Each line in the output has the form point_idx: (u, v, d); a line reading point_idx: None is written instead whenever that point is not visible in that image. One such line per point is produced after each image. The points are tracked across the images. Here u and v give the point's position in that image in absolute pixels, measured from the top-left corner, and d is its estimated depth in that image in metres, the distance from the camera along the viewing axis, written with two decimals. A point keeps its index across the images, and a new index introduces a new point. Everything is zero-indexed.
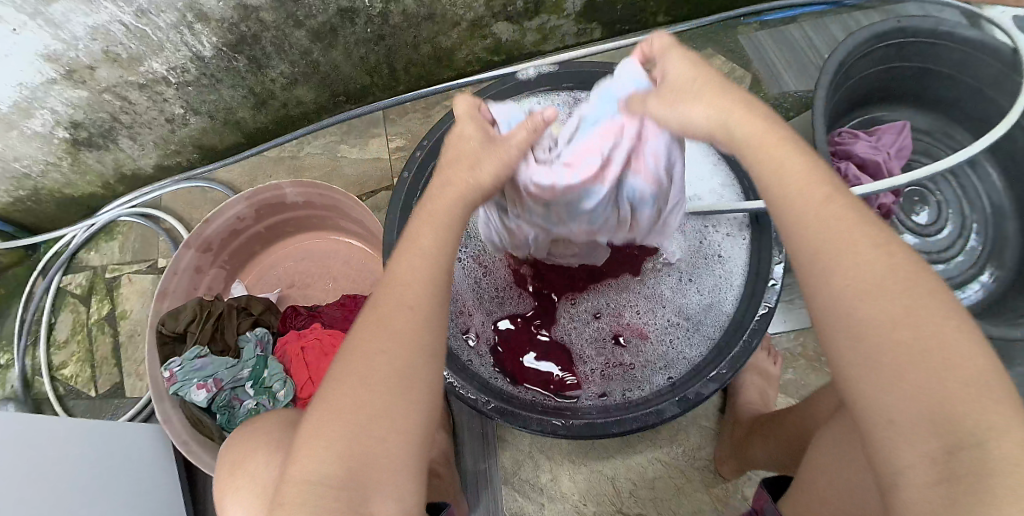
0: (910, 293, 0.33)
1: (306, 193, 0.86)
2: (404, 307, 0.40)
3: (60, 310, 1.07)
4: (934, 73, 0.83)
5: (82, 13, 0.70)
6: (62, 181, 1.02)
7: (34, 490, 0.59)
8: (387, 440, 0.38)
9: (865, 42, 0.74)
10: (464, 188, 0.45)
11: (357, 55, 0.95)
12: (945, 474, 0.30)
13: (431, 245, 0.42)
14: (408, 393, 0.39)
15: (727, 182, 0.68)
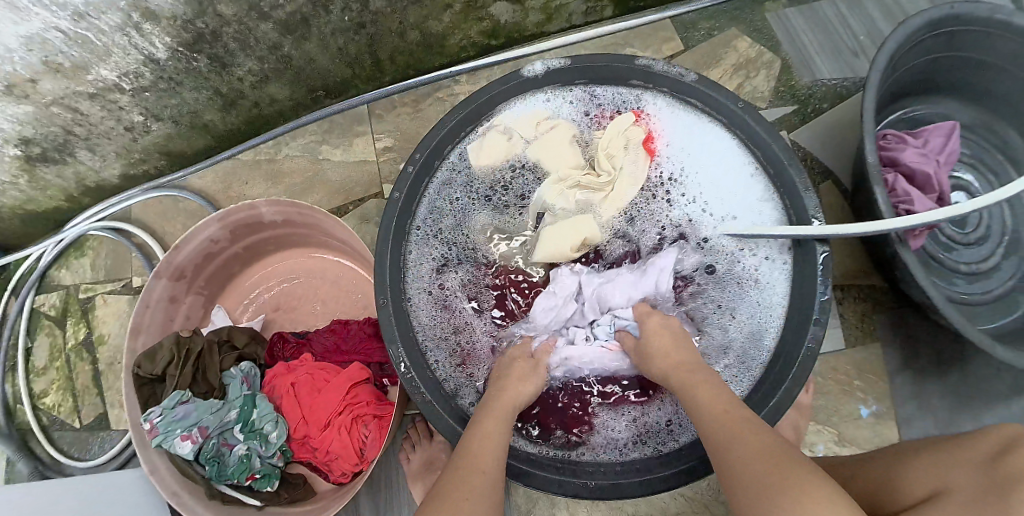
0: (753, 434, 0.42)
1: (283, 210, 0.77)
2: (478, 471, 0.45)
3: (36, 334, 1.00)
4: (981, 64, 0.74)
5: (10, 20, 0.61)
6: (21, 197, 0.93)
7: None
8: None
9: (916, 32, 0.65)
10: (512, 399, 0.54)
11: (334, 45, 0.83)
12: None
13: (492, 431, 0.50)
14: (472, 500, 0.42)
15: (767, 194, 0.64)
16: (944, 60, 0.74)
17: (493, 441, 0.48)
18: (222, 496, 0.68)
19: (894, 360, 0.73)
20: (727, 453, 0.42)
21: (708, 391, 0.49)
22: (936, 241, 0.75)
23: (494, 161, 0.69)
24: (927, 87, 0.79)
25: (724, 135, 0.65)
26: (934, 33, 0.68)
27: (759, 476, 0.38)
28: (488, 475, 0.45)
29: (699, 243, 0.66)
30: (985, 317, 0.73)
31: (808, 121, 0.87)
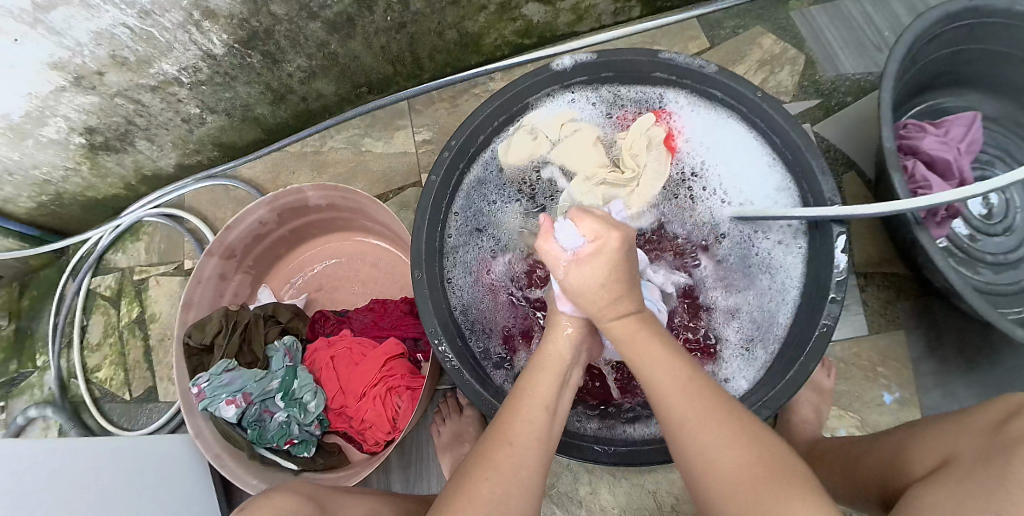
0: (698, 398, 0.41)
1: (329, 196, 0.83)
2: (502, 442, 0.42)
3: (91, 313, 1.07)
4: (1009, 57, 0.74)
5: (82, 17, 0.68)
6: (84, 185, 1.01)
7: (84, 492, 0.63)
8: (494, 488, 0.40)
9: (938, 21, 0.66)
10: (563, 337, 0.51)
11: (377, 44, 0.89)
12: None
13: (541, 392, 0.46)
14: (509, 470, 0.41)
15: (784, 184, 0.66)
16: (970, 51, 0.75)
17: (540, 405, 0.45)
18: (262, 459, 0.72)
19: (917, 346, 0.73)
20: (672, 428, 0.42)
21: (661, 352, 0.45)
22: (959, 230, 0.76)
23: (520, 158, 0.74)
24: (952, 79, 0.80)
25: (743, 130, 0.68)
26: (956, 24, 0.69)
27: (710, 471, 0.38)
28: (517, 450, 0.42)
29: (717, 238, 0.69)
30: (1010, 304, 0.73)
31: (833, 114, 0.88)
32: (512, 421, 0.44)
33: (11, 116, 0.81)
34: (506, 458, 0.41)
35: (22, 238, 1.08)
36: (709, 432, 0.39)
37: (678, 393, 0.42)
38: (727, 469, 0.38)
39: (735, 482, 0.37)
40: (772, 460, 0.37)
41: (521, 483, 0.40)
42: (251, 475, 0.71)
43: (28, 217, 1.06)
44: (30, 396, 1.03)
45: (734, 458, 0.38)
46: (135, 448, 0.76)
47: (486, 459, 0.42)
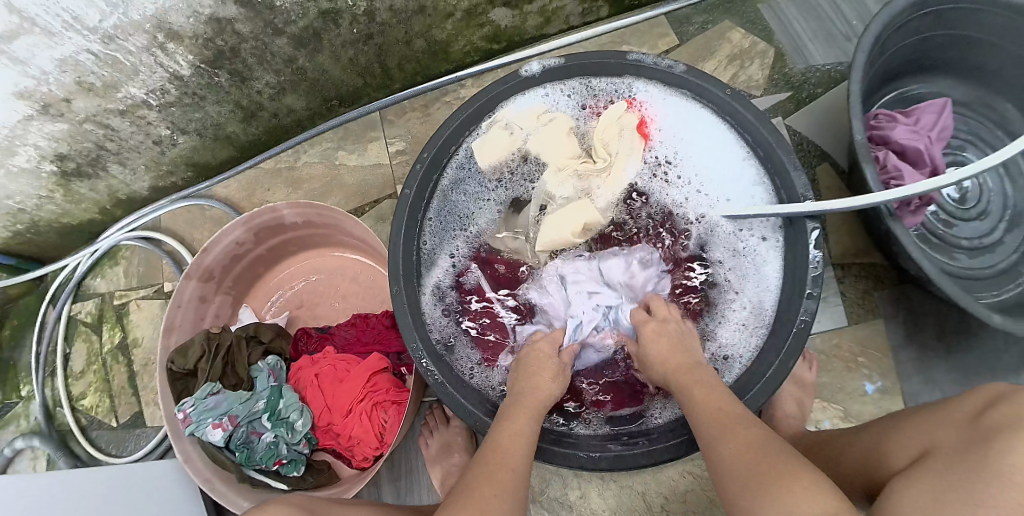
0: (724, 407, 0.49)
1: (304, 213, 0.83)
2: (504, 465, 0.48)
3: (73, 340, 1.05)
4: (976, 43, 0.75)
5: (45, 46, 0.67)
6: (58, 211, 0.99)
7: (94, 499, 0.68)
8: (492, 495, 0.45)
9: (904, 10, 0.67)
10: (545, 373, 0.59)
11: (345, 56, 0.88)
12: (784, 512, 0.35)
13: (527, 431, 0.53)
14: (502, 474, 0.47)
15: (761, 175, 0.66)
16: (938, 37, 0.76)
17: (523, 426, 0.53)
18: (251, 481, 0.72)
19: (897, 334, 0.74)
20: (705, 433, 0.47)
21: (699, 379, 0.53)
22: (935, 216, 0.77)
23: (496, 156, 0.72)
24: (922, 66, 0.81)
25: (715, 121, 0.68)
26: (923, 11, 0.70)
27: (734, 454, 0.42)
28: (517, 473, 0.48)
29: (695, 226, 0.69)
30: (990, 288, 0.74)
31: (804, 106, 0.89)
32: (505, 449, 0.50)
33: None
34: (502, 478, 0.47)
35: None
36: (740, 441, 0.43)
37: (719, 417, 0.47)
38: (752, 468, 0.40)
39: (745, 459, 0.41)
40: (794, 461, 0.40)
41: (515, 491, 0.46)
42: (242, 498, 0.72)
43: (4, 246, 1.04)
44: (16, 426, 1.02)
45: (756, 458, 0.41)
46: (130, 472, 0.77)
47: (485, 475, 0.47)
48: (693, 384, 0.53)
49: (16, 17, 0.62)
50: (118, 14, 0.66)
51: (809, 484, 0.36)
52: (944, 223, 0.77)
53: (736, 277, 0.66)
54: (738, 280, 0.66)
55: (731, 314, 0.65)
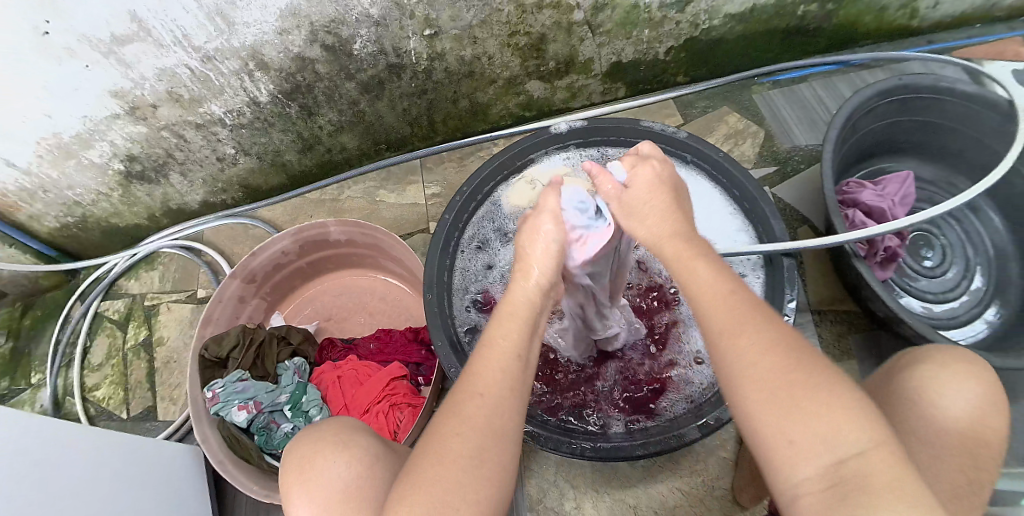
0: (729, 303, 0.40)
1: (349, 231, 0.93)
2: (473, 396, 0.40)
3: (96, 335, 1.09)
4: (937, 127, 0.90)
5: (152, 55, 0.73)
6: (110, 209, 1.04)
7: (102, 484, 0.62)
8: (460, 435, 0.38)
9: (870, 99, 0.82)
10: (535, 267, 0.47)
11: (400, 107, 1.03)
12: (836, 488, 0.32)
13: (510, 336, 0.43)
14: (475, 410, 0.39)
15: (743, 228, 0.78)
16: (905, 122, 0.90)
17: (503, 346, 0.42)
18: (263, 465, 0.77)
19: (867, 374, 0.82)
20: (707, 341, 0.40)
21: (701, 262, 0.43)
22: (902, 272, 0.89)
23: (521, 205, 0.84)
24: (891, 147, 0.95)
25: (708, 182, 0.81)
26: (889, 99, 0.84)
27: (755, 374, 0.37)
28: (510, 421, 0.40)
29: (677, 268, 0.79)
30: (955, 334, 0.86)
31: (788, 179, 1.03)
32: (479, 377, 0.41)
33: (62, 136, 0.83)
34: (480, 417, 0.39)
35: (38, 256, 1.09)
36: (747, 335, 0.38)
37: (714, 298, 0.41)
38: (773, 380, 0.36)
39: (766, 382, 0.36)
40: (809, 356, 0.37)
41: (499, 440, 0.38)
42: (251, 481, 0.74)
43: (47, 236, 1.07)
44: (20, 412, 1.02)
45: (780, 363, 0.37)
46: (138, 446, 0.71)
47: (459, 414, 0.39)
48: (687, 265, 0.44)
49: (136, 25, 0.69)
50: (222, 39, 0.74)
51: (852, 412, 0.34)
52: (910, 277, 0.89)
53: None
54: None
55: None
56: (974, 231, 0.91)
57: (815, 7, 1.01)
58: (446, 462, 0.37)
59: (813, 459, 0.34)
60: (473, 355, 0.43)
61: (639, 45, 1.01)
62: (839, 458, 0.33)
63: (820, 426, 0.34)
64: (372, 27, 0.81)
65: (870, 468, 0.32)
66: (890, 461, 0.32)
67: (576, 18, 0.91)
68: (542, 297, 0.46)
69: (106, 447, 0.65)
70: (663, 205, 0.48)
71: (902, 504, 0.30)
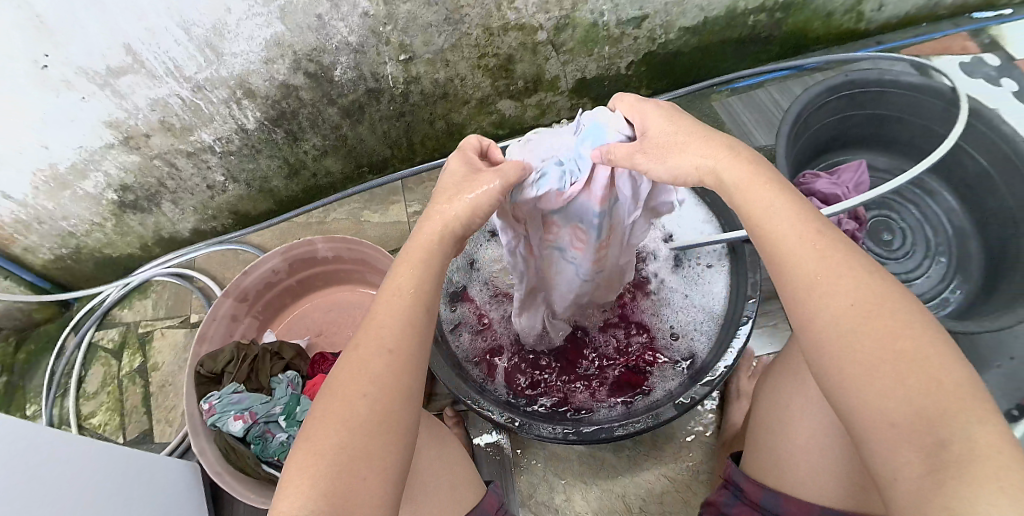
0: (828, 252, 0.41)
1: (335, 248, 0.99)
2: (382, 352, 0.44)
3: (90, 364, 1.10)
4: (887, 119, 0.96)
5: (146, 86, 0.79)
6: (104, 240, 1.07)
7: (91, 493, 0.63)
8: (360, 389, 0.42)
9: (819, 95, 0.88)
10: (442, 232, 0.51)
11: (380, 130, 1.09)
12: (934, 466, 0.33)
13: (405, 291, 0.48)
14: (372, 363, 0.43)
15: (708, 219, 0.77)
16: (856, 115, 0.96)
17: (397, 308, 0.46)
18: (259, 474, 0.79)
19: None
20: (820, 300, 0.40)
21: (767, 193, 0.45)
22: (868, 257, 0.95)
23: None
24: (846, 140, 1.01)
25: None
26: (838, 94, 0.90)
27: (875, 345, 0.37)
28: (407, 374, 0.44)
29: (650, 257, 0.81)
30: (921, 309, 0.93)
31: None
32: (370, 336, 0.45)
33: (58, 167, 0.87)
34: (383, 370, 0.43)
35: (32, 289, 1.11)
36: (848, 295, 0.39)
37: (807, 247, 0.42)
38: (873, 352, 0.37)
39: (878, 353, 0.37)
40: (908, 319, 0.38)
41: (393, 388, 0.43)
42: (250, 490, 0.78)
43: (42, 268, 1.09)
44: None
45: (881, 332, 0.37)
46: (114, 460, 0.69)
47: (365, 368, 0.43)
48: (767, 204, 0.45)
49: (131, 58, 0.74)
50: (212, 69, 0.80)
51: (966, 397, 0.35)
52: (876, 261, 0.95)
53: (688, 295, 0.78)
54: (688, 296, 0.78)
55: (684, 325, 0.77)
56: (933, 213, 0.99)
57: (763, 17, 1.10)
58: (347, 412, 0.41)
59: (910, 440, 0.35)
60: (378, 304, 0.47)
61: (601, 62, 1.09)
62: (941, 440, 0.34)
63: (923, 402, 0.35)
64: (352, 54, 0.87)
65: (973, 449, 0.33)
66: (1000, 444, 0.33)
67: (541, 38, 0.98)
68: (435, 249, 0.51)
69: (95, 456, 0.66)
70: (690, 144, 0.49)
71: (1002, 497, 0.31)
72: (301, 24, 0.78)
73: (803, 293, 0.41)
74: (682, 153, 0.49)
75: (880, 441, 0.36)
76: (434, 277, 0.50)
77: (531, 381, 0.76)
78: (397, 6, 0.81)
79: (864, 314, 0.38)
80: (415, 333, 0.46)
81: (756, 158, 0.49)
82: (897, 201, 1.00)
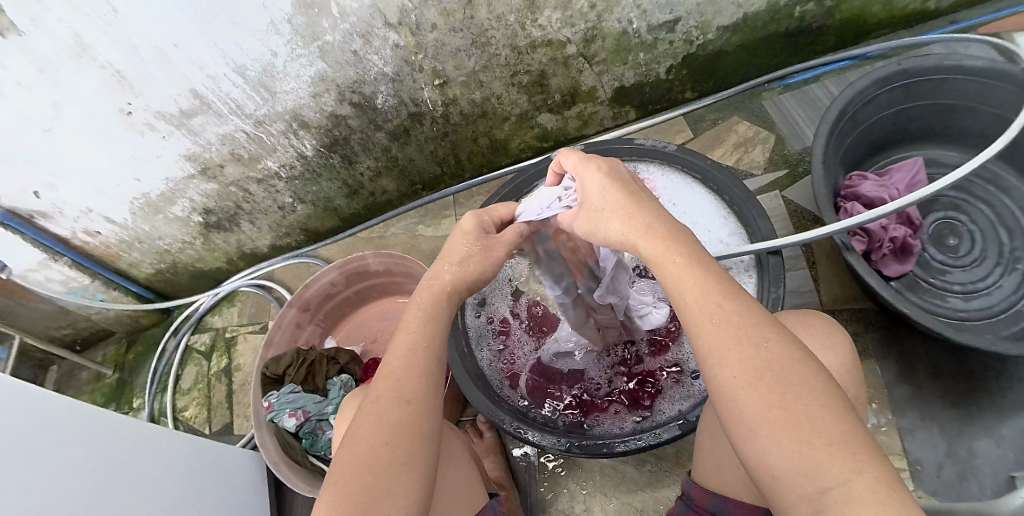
0: (730, 304, 0.42)
1: (386, 262, 1.07)
2: (400, 402, 0.46)
3: (186, 364, 1.29)
4: (952, 108, 0.85)
5: (215, 123, 0.92)
6: (196, 256, 1.26)
7: (161, 473, 0.73)
8: (378, 434, 0.44)
9: (867, 88, 0.80)
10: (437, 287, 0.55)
11: (428, 150, 1.16)
12: (817, 507, 0.33)
13: (420, 343, 0.50)
14: (388, 409, 0.45)
15: (734, 231, 0.78)
16: (915, 108, 0.87)
17: (404, 349, 0.50)
18: (309, 464, 0.92)
19: (888, 373, 0.83)
20: (717, 355, 0.40)
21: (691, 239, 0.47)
22: (925, 266, 0.86)
23: None
24: (906, 135, 0.91)
25: (697, 186, 0.82)
26: (888, 86, 0.81)
27: (760, 400, 0.37)
28: (423, 417, 0.46)
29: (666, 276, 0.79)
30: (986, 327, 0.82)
31: (798, 180, 1.06)
32: (383, 381, 0.48)
33: (151, 195, 1.05)
34: (402, 417, 0.45)
35: (138, 298, 1.32)
36: (734, 366, 0.39)
37: (709, 301, 0.42)
38: (754, 416, 0.37)
39: (759, 408, 0.37)
40: (794, 387, 0.37)
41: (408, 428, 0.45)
42: (302, 480, 0.88)
43: (145, 280, 1.30)
44: None
45: (762, 401, 0.37)
46: (181, 446, 0.80)
47: (379, 414, 0.45)
48: (676, 278, 0.44)
49: (199, 100, 0.87)
50: (268, 106, 0.92)
51: (840, 439, 0.34)
52: (935, 271, 0.85)
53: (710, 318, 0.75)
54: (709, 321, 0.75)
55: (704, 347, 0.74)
56: (1008, 212, 0.86)
57: (812, 6, 1.01)
58: (365, 457, 0.43)
59: (797, 488, 0.34)
60: (390, 350, 0.51)
61: (638, 69, 1.08)
62: (821, 487, 0.33)
63: (801, 458, 0.34)
64: (390, 83, 0.95)
65: (849, 495, 0.32)
66: (880, 492, 0.31)
67: (570, 52, 1.00)
68: (442, 301, 0.53)
69: (165, 442, 0.77)
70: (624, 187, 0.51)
71: None
72: (339, 60, 0.87)
73: (699, 337, 0.42)
74: (605, 227, 0.51)
75: (776, 491, 0.36)
76: (440, 326, 0.52)
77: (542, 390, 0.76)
78: (424, 36, 0.88)
79: (745, 361, 0.39)
80: (427, 371, 0.49)
81: (676, 226, 0.48)
82: (964, 200, 0.88)
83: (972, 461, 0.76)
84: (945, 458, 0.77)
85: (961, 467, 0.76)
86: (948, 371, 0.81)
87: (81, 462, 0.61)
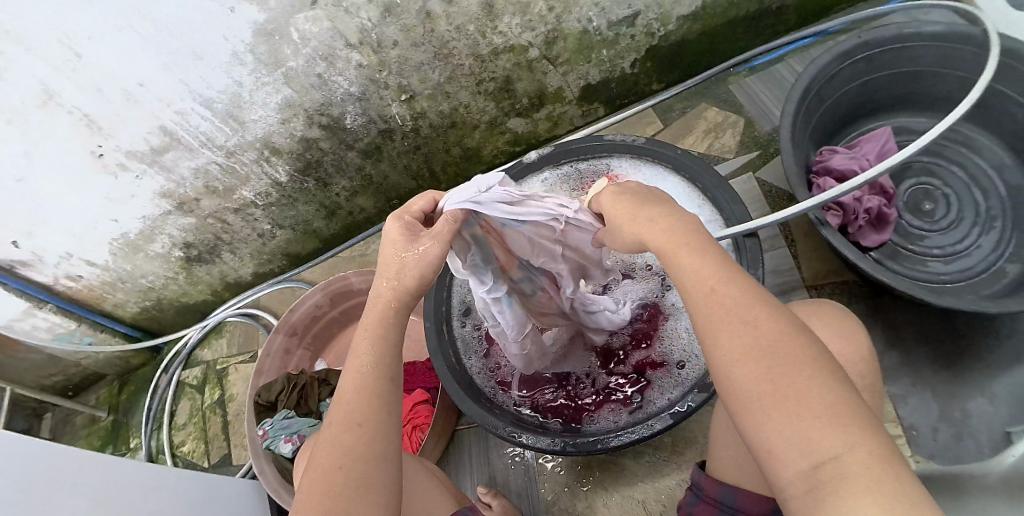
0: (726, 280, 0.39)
1: (367, 279, 1.07)
2: (351, 426, 0.44)
3: (180, 399, 1.28)
4: (917, 75, 0.87)
5: (187, 158, 0.92)
6: (180, 290, 1.25)
7: (162, 507, 0.72)
8: (331, 461, 0.42)
9: (830, 62, 0.81)
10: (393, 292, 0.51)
11: (402, 164, 1.16)
12: (814, 485, 0.30)
13: (369, 365, 0.47)
14: (342, 435, 0.44)
15: (711, 217, 0.78)
16: (880, 77, 0.89)
17: (356, 373, 0.48)
18: None
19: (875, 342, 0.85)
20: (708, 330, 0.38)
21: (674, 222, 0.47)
22: (904, 234, 0.87)
23: None
24: (874, 106, 0.93)
25: (669, 175, 0.83)
26: (852, 58, 0.83)
27: (749, 376, 0.34)
28: (379, 438, 0.44)
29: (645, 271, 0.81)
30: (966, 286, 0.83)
31: (770, 160, 1.08)
32: (338, 406, 0.46)
33: (130, 234, 1.04)
34: (353, 442, 0.44)
35: (126, 338, 1.31)
36: (726, 341, 0.36)
37: (700, 281, 0.40)
38: (744, 391, 0.34)
39: (750, 383, 0.34)
40: (784, 359, 0.34)
41: (362, 454, 0.43)
42: None
43: (132, 320, 1.29)
44: None
45: (751, 374, 0.34)
46: (178, 480, 0.79)
47: (334, 441, 0.44)
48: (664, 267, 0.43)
49: (169, 137, 0.87)
50: (238, 136, 0.92)
51: (836, 412, 0.31)
52: (913, 237, 0.87)
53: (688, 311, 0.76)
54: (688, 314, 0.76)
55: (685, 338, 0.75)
56: (981, 173, 0.88)
57: None
58: (321, 486, 0.41)
59: (791, 465, 0.31)
60: (345, 374, 0.49)
61: (602, 66, 1.09)
62: (814, 463, 0.30)
63: (795, 433, 0.32)
64: (357, 102, 0.95)
65: (843, 471, 0.29)
66: (874, 468, 0.29)
67: (533, 55, 1.01)
68: (390, 318, 0.50)
69: (161, 477, 0.76)
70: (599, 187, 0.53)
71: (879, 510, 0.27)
72: (304, 84, 0.87)
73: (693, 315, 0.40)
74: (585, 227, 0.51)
75: (773, 466, 0.33)
76: (390, 343, 0.49)
77: (534, 393, 0.76)
78: (387, 53, 0.88)
79: (740, 335, 0.36)
80: (382, 392, 0.47)
81: (656, 213, 0.48)
82: (938, 164, 0.90)
83: (969, 422, 0.77)
84: (940, 421, 0.78)
85: (957, 429, 0.77)
86: (940, 336, 0.83)
87: (78, 504, 0.61)
